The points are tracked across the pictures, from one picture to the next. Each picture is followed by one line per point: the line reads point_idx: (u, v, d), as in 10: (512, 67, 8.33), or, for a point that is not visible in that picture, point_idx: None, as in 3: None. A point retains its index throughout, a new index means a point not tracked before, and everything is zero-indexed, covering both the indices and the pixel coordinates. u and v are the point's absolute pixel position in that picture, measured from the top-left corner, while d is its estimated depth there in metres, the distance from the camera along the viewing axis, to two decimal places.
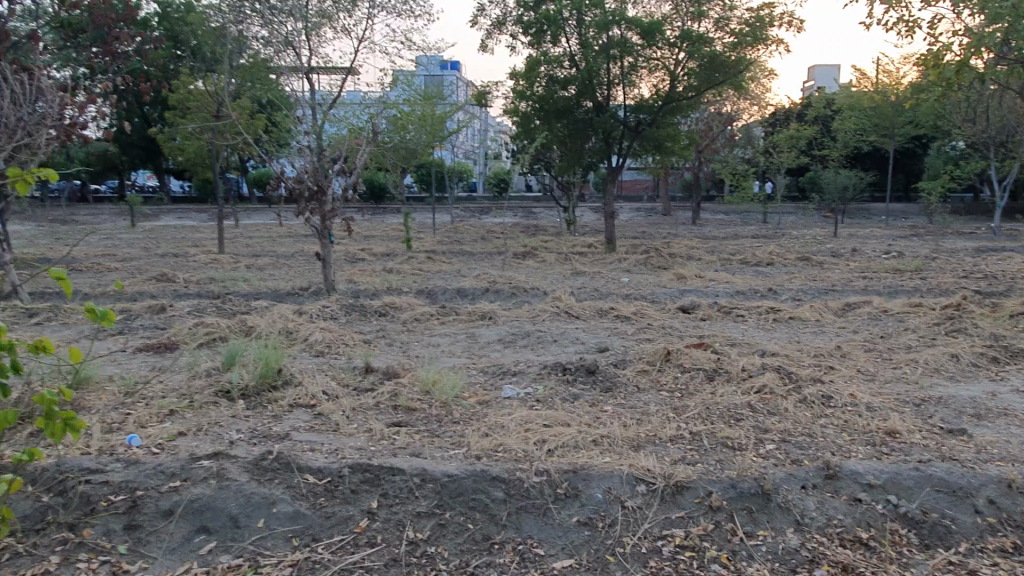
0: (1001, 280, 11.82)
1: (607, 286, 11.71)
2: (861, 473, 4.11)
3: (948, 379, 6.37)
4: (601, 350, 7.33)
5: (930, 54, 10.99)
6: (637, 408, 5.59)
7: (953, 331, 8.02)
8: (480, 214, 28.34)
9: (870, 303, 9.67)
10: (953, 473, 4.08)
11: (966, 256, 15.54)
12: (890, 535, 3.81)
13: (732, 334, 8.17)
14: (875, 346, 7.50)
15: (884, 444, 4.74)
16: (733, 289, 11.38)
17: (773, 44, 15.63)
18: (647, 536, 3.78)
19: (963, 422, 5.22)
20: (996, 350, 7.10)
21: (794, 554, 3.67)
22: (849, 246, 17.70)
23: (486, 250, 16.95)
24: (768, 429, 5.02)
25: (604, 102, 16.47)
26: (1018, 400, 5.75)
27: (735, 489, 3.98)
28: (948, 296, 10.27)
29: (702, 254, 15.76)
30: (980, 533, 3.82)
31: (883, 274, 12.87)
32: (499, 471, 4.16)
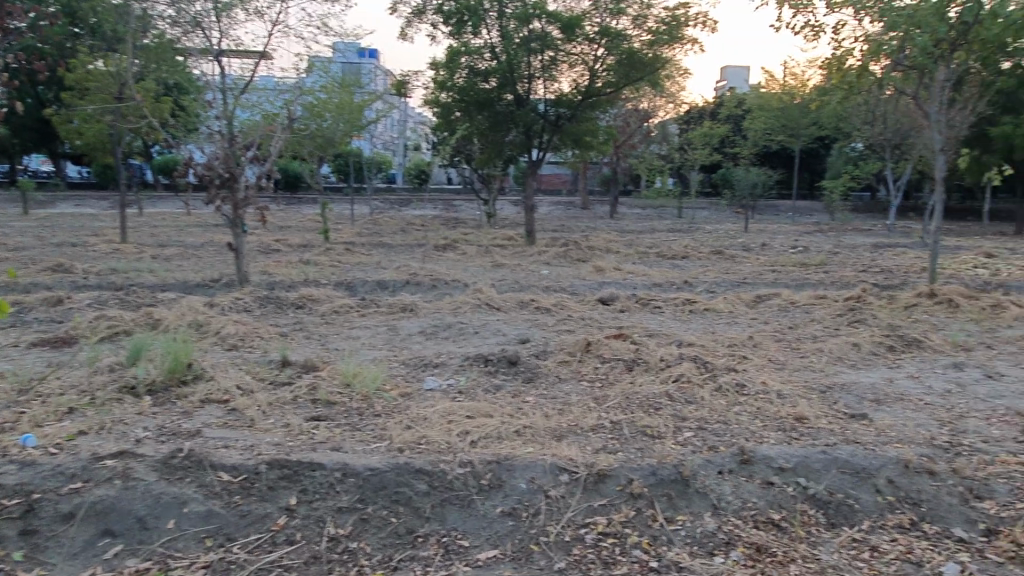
0: (895, 274, 12.57)
1: (527, 279, 11.77)
2: (773, 457, 4.27)
3: (850, 367, 6.73)
4: (523, 342, 7.35)
5: (834, 58, 11.54)
6: (558, 398, 5.65)
7: (854, 322, 8.47)
8: (399, 205, 27.99)
9: (779, 295, 10.08)
10: (857, 455, 4.31)
11: (865, 251, 16.44)
12: (801, 516, 3.96)
13: (649, 325, 8.35)
14: (784, 337, 7.84)
15: (794, 429, 4.95)
16: (650, 281, 11.65)
17: (688, 43, 16.11)
18: (570, 524, 3.81)
19: (864, 407, 5.51)
20: (892, 339, 7.55)
21: (712, 537, 3.78)
22: (758, 241, 18.44)
23: (406, 242, 16.74)
24: (686, 416, 5.17)
25: (525, 96, 16.48)
26: (911, 385, 6.15)
27: (656, 476, 4.07)
28: (849, 289, 10.84)
29: (620, 248, 16.06)
30: (880, 511, 4.02)
31: (789, 268, 13.46)
32: (422, 463, 4.10)
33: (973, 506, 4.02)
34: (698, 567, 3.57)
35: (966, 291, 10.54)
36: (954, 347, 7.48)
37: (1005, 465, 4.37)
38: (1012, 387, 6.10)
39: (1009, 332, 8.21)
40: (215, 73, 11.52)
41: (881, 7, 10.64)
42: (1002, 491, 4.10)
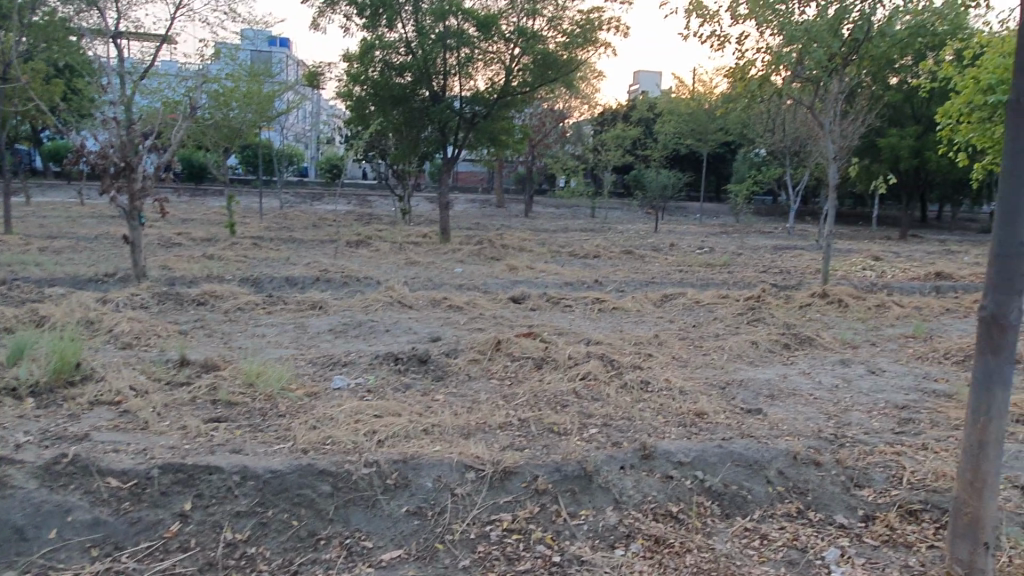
0: (793, 275, 13.22)
1: (440, 276, 11.71)
2: (673, 452, 4.43)
3: (749, 364, 7.03)
4: (434, 340, 7.32)
5: (737, 67, 12.05)
6: (467, 397, 5.66)
7: (753, 320, 8.86)
8: (310, 200, 27.32)
9: (684, 295, 10.42)
10: (750, 448, 4.52)
11: (766, 253, 17.22)
12: (697, 507, 4.12)
13: (559, 323, 8.48)
14: (688, 335, 8.11)
15: (693, 424, 5.14)
16: (561, 280, 11.82)
17: (601, 46, 16.43)
18: (476, 522, 3.83)
19: (759, 402, 5.78)
20: (788, 337, 7.93)
21: (613, 530, 3.88)
22: (666, 241, 19.00)
23: (317, 237, 16.35)
24: (592, 413, 5.28)
25: (440, 92, 16.36)
26: (803, 381, 6.48)
27: (560, 472, 4.14)
28: (750, 289, 11.33)
29: (533, 246, 16.23)
30: (770, 501, 4.22)
31: (695, 268, 13.95)
32: (326, 464, 4.02)
33: (853, 494, 4.29)
34: (599, 560, 3.65)
35: (855, 291, 11.19)
36: (842, 345, 7.94)
37: (882, 455, 4.68)
38: (892, 382, 6.53)
39: (891, 330, 8.78)
40: (112, 56, 10.92)
41: (781, 21, 11.19)
42: (879, 479, 4.40)
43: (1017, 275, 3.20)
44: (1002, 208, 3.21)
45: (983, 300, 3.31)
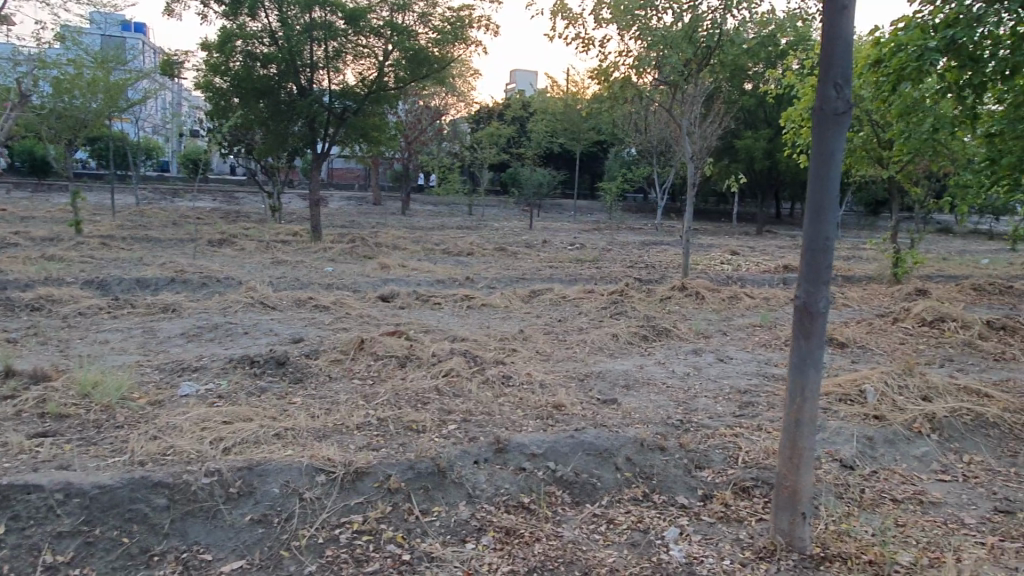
0: (657, 269, 13.83)
1: (308, 276, 11.38)
2: (526, 444, 4.54)
3: (608, 356, 7.30)
4: (295, 341, 7.11)
5: (601, 69, 12.48)
6: (325, 398, 5.54)
7: (616, 314, 9.22)
8: (171, 196, 25.80)
9: (552, 290, 10.68)
10: (600, 438, 4.69)
11: (633, 249, 17.91)
12: (547, 497, 4.24)
13: (428, 321, 8.47)
14: (553, 329, 8.32)
15: (550, 416, 5.27)
16: (433, 277, 11.81)
17: (473, 44, 16.51)
18: (324, 526, 3.75)
19: (614, 392, 6.01)
20: (647, 329, 8.29)
21: (465, 524, 3.92)
22: (540, 238, 19.38)
23: (176, 236, 15.44)
24: (452, 410, 5.30)
25: (307, 86, 15.96)
26: (657, 370, 6.80)
27: (413, 470, 4.14)
28: (615, 284, 11.76)
29: (408, 245, 16.09)
30: (619, 487, 4.39)
31: (566, 264, 14.32)
32: (162, 476, 3.81)
33: (694, 475, 4.54)
34: (448, 555, 3.67)
35: (711, 283, 11.85)
36: (696, 335, 8.39)
37: (722, 437, 5.00)
38: (738, 368, 6.98)
39: (741, 320, 9.38)
40: None
41: (639, 25, 11.68)
42: (717, 459, 4.69)
43: (824, 265, 3.48)
44: (810, 204, 3.48)
45: (796, 290, 3.58)
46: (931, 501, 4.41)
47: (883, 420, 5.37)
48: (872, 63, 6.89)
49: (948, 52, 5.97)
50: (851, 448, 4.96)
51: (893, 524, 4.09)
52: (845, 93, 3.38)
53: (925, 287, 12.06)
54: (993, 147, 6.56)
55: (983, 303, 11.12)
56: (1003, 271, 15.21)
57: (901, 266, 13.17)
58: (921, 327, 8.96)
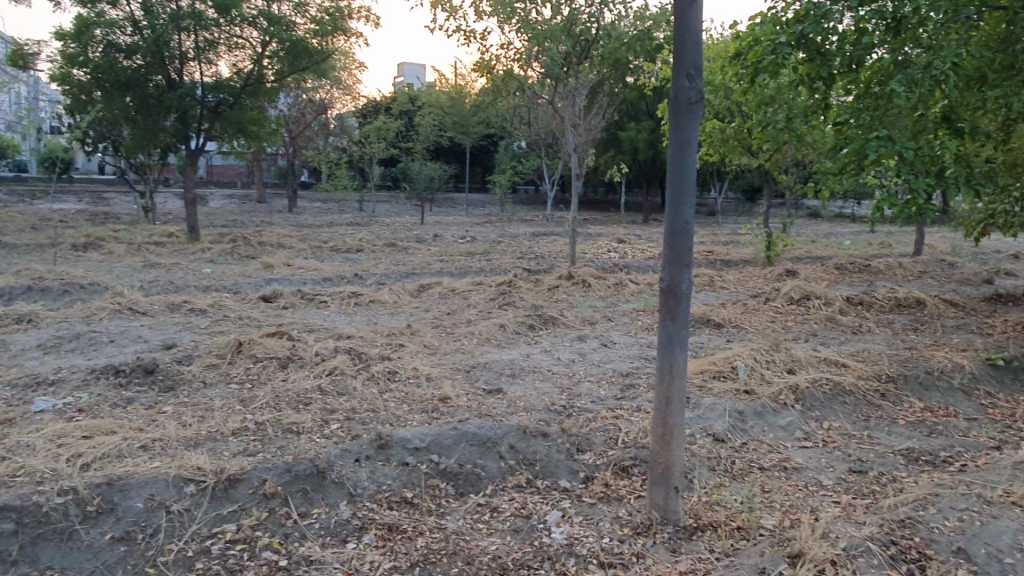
0: (545, 259, 14.05)
1: (184, 278, 10.82)
2: (409, 439, 4.52)
3: (496, 346, 7.35)
4: (166, 347, 6.74)
5: (484, 61, 12.52)
6: (199, 404, 5.28)
7: (504, 304, 9.30)
8: (30, 198, 23.88)
9: (441, 284, 10.64)
10: (483, 428, 4.72)
11: (523, 240, 18.13)
12: (431, 490, 4.22)
13: (312, 320, 8.25)
14: (441, 323, 8.29)
15: (436, 410, 5.25)
16: (319, 275, 11.51)
17: (353, 35, 16.15)
18: (195, 538, 3.60)
19: (500, 381, 6.07)
20: (533, 318, 8.41)
21: (346, 524, 3.84)
22: (431, 232, 19.29)
23: (34, 241, 14.30)
24: (335, 409, 5.19)
25: (177, 78, 15.16)
26: (543, 358, 6.92)
27: (290, 473, 4.03)
28: (504, 275, 11.86)
29: (293, 242, 15.62)
30: (502, 475, 4.42)
31: (456, 257, 14.30)
32: (8, 500, 3.59)
33: (577, 459, 4.63)
34: (329, 556, 3.59)
35: (597, 271, 12.15)
36: (581, 322, 8.59)
37: (603, 420, 5.13)
38: (621, 352, 7.19)
39: (625, 306, 9.67)
40: None
41: (520, 19, 11.79)
42: (599, 442, 4.81)
43: (685, 248, 3.62)
44: (670, 190, 3.61)
45: (662, 273, 3.70)
46: (793, 467, 4.70)
47: (753, 395, 5.68)
48: (733, 56, 7.25)
49: (798, 46, 6.41)
50: (723, 422, 5.22)
51: (760, 491, 4.33)
52: (697, 82, 3.54)
53: (794, 268, 12.86)
54: (838, 136, 6.84)
55: (844, 281, 11.97)
56: (863, 251, 16.42)
57: (772, 249, 13.98)
58: (789, 305, 9.53)
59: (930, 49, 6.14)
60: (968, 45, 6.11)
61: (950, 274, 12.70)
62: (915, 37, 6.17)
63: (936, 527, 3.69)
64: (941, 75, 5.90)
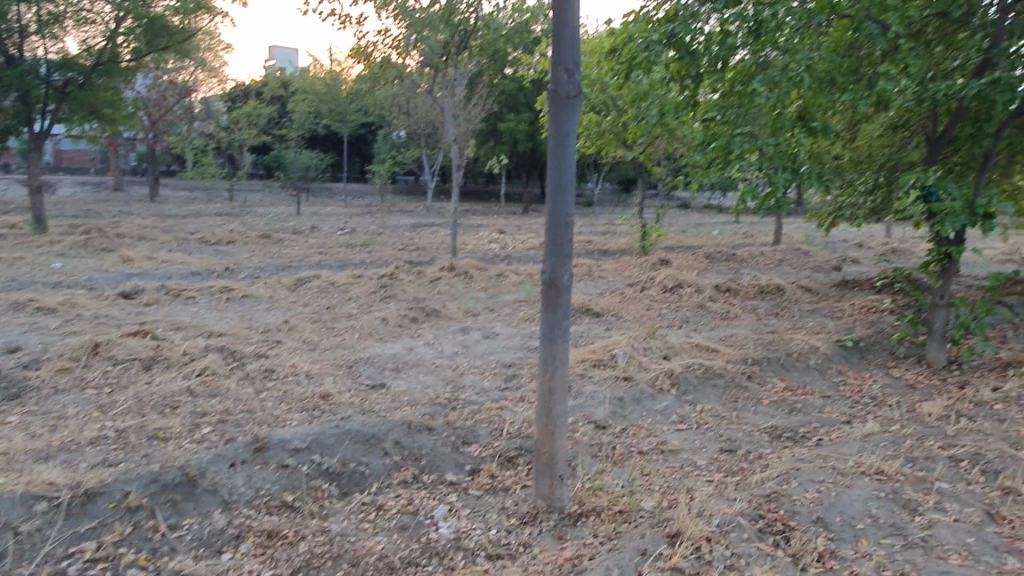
0: (427, 251, 13.93)
1: (30, 274, 9.87)
2: (288, 440, 4.35)
3: (378, 340, 7.20)
4: (9, 351, 6.13)
5: (360, 48, 12.01)
6: (50, 413, 4.84)
7: (386, 297, 9.13)
8: None
9: (319, 277, 10.29)
10: (367, 425, 4.61)
11: (404, 231, 17.89)
12: (312, 492, 4.07)
13: (179, 317, 7.75)
14: (321, 318, 8.03)
15: (317, 408, 5.07)
16: (186, 269, 10.84)
17: (219, 15, 15.25)
18: (48, 561, 3.33)
19: (384, 376, 5.95)
20: (416, 311, 8.31)
21: (221, 534, 3.64)
22: (308, 223, 18.63)
23: None
24: (207, 411, 4.89)
25: (16, 54, 13.82)
26: (427, 351, 6.84)
27: (157, 483, 3.79)
28: (384, 267, 11.65)
29: (156, 234, 14.62)
30: (388, 472, 4.33)
31: (335, 249, 13.91)
32: None
33: (462, 452, 4.61)
34: (202, 569, 3.39)
35: (479, 263, 12.16)
36: (464, 313, 8.58)
37: (488, 412, 5.14)
38: (503, 343, 7.23)
39: (507, 296, 9.73)
40: None
41: (398, 7, 11.56)
42: (483, 434, 4.81)
43: (565, 240, 3.67)
44: (551, 181, 3.65)
45: (543, 265, 3.74)
46: (670, 450, 4.90)
47: (631, 380, 5.89)
48: (609, 52, 7.45)
49: (669, 45, 6.70)
50: (604, 409, 5.37)
51: (640, 474, 4.48)
52: (575, 77, 3.61)
53: (667, 257, 13.41)
54: (706, 132, 7.19)
55: (712, 269, 12.63)
56: (728, 240, 17.37)
57: (647, 239, 14.51)
58: (663, 294, 9.95)
59: (786, 52, 6.59)
60: (820, 50, 6.59)
61: (805, 261, 13.69)
62: (774, 40, 6.57)
63: (798, 499, 3.96)
64: (796, 77, 6.33)
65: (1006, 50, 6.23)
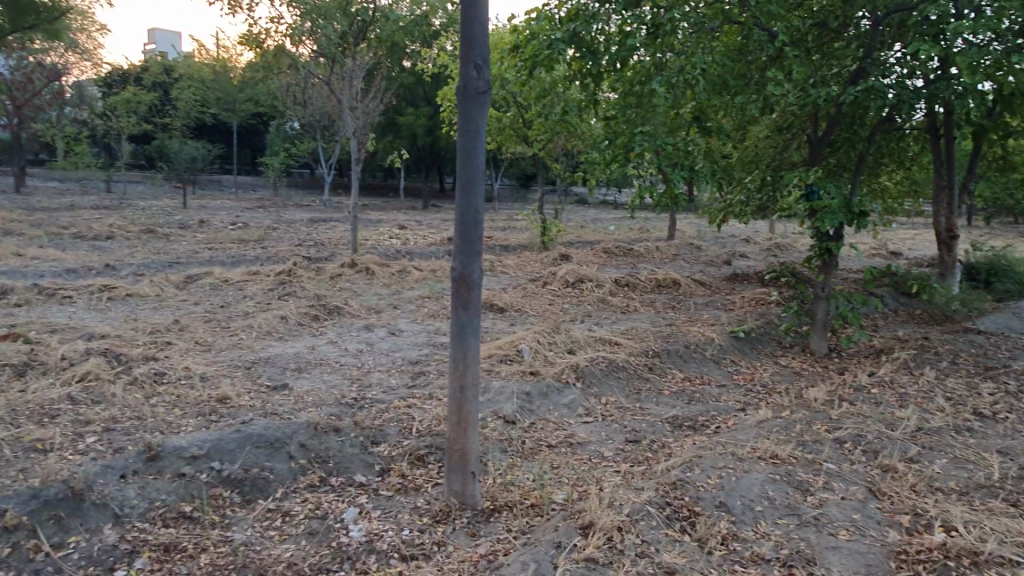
0: (325, 247, 13.56)
1: None
2: (184, 447, 4.13)
3: (278, 340, 6.94)
4: None
5: (251, 34, 11.60)
6: None
7: (285, 294, 8.82)
8: None
9: (211, 274, 9.82)
10: (270, 428, 4.43)
11: (300, 226, 17.35)
12: (211, 501, 3.88)
13: (55, 319, 7.19)
14: (214, 317, 7.66)
15: (214, 412, 4.84)
16: (61, 266, 10.06)
17: None
18: None
19: (286, 377, 5.74)
20: (317, 309, 8.07)
21: (112, 550, 3.41)
22: (195, 217, 17.73)
23: None
24: (91, 420, 4.56)
25: None
26: (330, 350, 6.65)
27: (37, 499, 3.50)
28: (281, 264, 11.25)
29: (23, 228, 13.48)
30: (293, 476, 4.19)
31: (227, 245, 13.32)
32: None
33: (371, 452, 4.51)
34: None
35: (380, 258, 11.95)
36: (368, 310, 8.41)
37: (396, 410, 5.07)
38: (409, 340, 7.14)
39: (411, 293, 9.60)
40: None
41: None
42: (392, 433, 4.73)
43: (475, 237, 3.65)
44: (461, 177, 3.62)
45: (453, 261, 3.71)
46: (578, 442, 4.99)
47: (537, 375, 5.96)
48: (511, 48, 7.47)
49: (572, 43, 6.80)
50: (512, 404, 5.40)
51: (549, 467, 4.54)
52: (484, 73, 3.59)
53: (567, 253, 13.66)
54: (606, 130, 7.35)
55: (611, 264, 12.97)
56: (624, 235, 17.89)
57: (547, 235, 14.72)
58: (565, 288, 10.13)
59: (682, 55, 6.83)
60: (713, 54, 6.86)
61: (697, 256, 14.29)
62: (671, 43, 6.81)
63: (701, 486, 4.13)
64: (692, 78, 6.59)
65: (877, 60, 6.66)
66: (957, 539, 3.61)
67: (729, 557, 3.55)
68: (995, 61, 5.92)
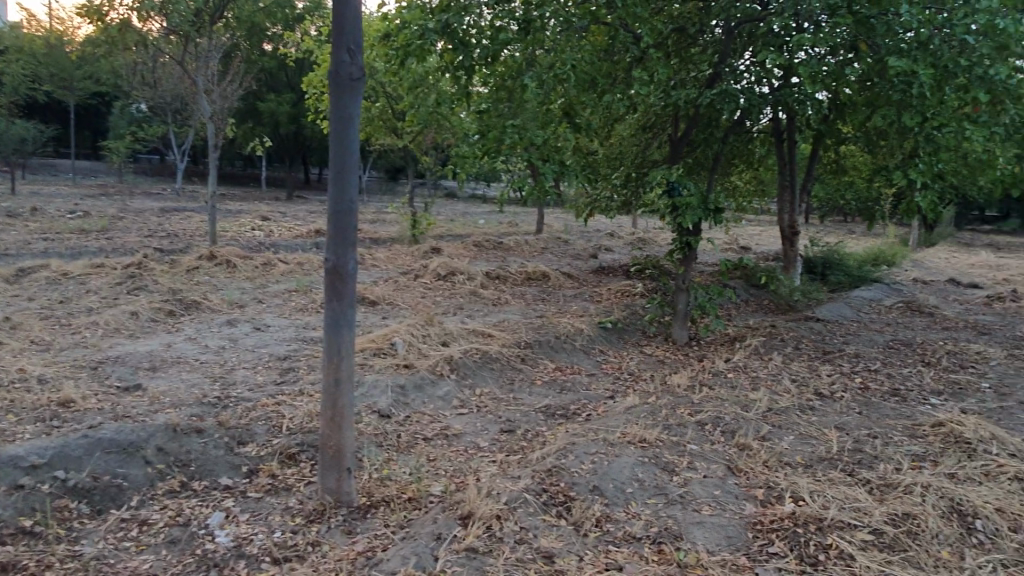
0: (180, 238, 12.73)
1: None
2: (22, 456, 3.74)
3: (128, 337, 6.43)
4: None
5: (91, 5, 10.60)
6: None
7: (135, 289, 8.19)
8: None
9: (48, 267, 8.94)
10: (122, 432, 4.09)
11: (150, 216, 16.17)
12: (56, 513, 3.55)
13: None
14: (52, 314, 6.98)
15: (56, 417, 4.41)
16: None
17: None
18: None
19: (139, 377, 5.33)
20: (173, 304, 7.55)
21: None
22: (27, 205, 16.09)
23: None
24: None
25: None
26: (188, 347, 6.25)
27: None
28: (129, 256, 10.43)
29: None
30: (150, 483, 3.90)
31: (66, 235, 12.18)
32: None
33: (237, 453, 4.27)
34: None
35: (242, 251, 11.38)
36: (229, 305, 7.96)
37: (264, 408, 4.84)
38: (275, 336, 6.84)
39: (276, 286, 9.19)
40: None
41: None
42: (260, 432, 4.50)
43: (350, 227, 3.55)
44: (333, 166, 3.51)
45: (325, 252, 3.58)
46: (453, 434, 4.98)
47: (412, 368, 5.89)
48: (381, 37, 7.34)
49: (443, 35, 6.77)
50: (386, 398, 5.31)
51: (426, 460, 4.51)
52: (357, 59, 3.50)
53: (438, 246, 13.59)
54: (478, 123, 7.38)
55: (481, 257, 13.05)
56: (494, 229, 18.05)
57: (418, 227, 14.59)
58: (436, 282, 10.07)
59: (551, 51, 6.96)
60: (582, 52, 7.04)
61: (565, 249, 14.67)
62: (540, 40, 6.96)
63: (575, 471, 4.24)
64: (562, 75, 6.74)
65: (729, 66, 7.10)
66: (804, 509, 3.94)
67: (603, 538, 3.68)
68: (830, 72, 6.46)
